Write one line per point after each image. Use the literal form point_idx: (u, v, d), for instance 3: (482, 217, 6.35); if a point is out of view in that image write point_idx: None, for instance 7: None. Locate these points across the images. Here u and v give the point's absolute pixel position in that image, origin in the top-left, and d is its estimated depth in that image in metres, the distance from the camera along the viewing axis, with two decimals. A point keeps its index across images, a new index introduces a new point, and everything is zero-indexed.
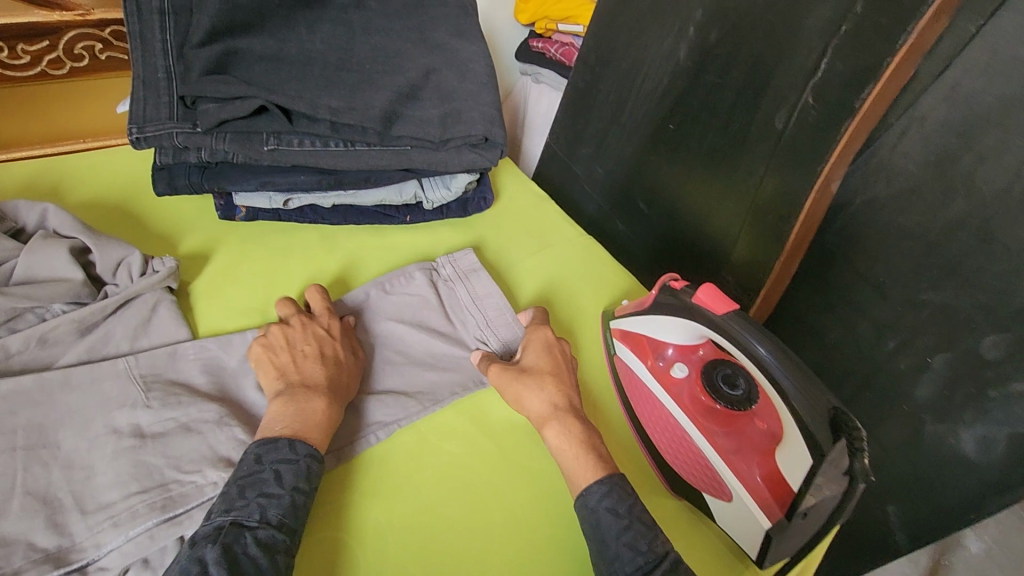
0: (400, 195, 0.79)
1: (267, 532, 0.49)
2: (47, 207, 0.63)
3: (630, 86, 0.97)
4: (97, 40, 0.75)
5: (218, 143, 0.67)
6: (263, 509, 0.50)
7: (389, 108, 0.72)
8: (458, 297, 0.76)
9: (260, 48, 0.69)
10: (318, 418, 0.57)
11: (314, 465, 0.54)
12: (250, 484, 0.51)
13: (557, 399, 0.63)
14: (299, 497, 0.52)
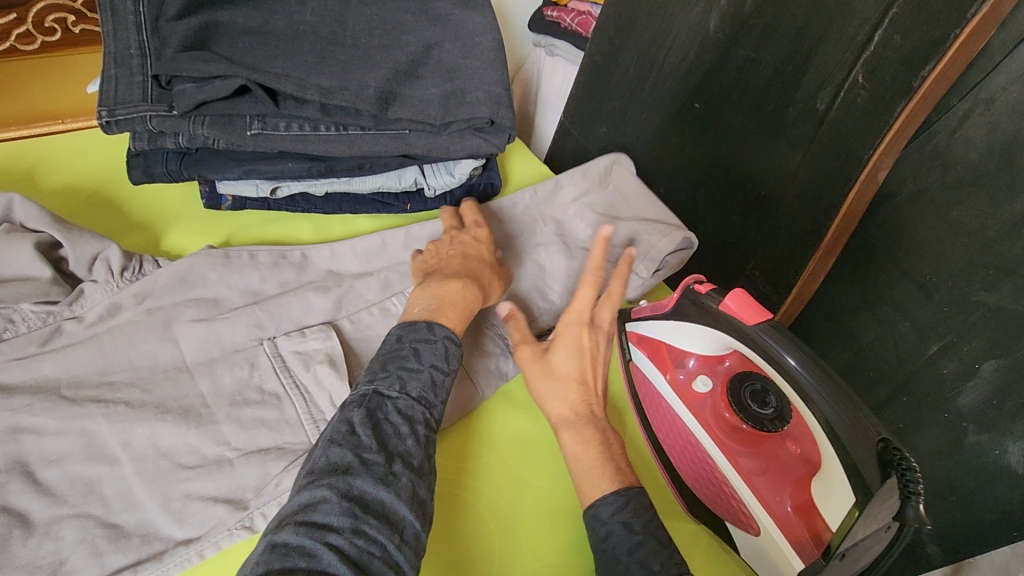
0: (399, 182, 0.72)
1: (408, 404, 0.50)
2: (13, 196, 0.58)
3: (652, 61, 0.88)
4: (70, 12, 0.68)
5: (196, 128, 0.61)
6: (404, 381, 0.51)
7: (386, 88, 0.65)
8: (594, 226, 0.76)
9: (243, 21, 0.64)
10: (455, 299, 0.59)
11: (451, 346, 0.55)
12: (392, 359, 0.52)
13: (582, 406, 0.56)
14: (437, 374, 0.53)
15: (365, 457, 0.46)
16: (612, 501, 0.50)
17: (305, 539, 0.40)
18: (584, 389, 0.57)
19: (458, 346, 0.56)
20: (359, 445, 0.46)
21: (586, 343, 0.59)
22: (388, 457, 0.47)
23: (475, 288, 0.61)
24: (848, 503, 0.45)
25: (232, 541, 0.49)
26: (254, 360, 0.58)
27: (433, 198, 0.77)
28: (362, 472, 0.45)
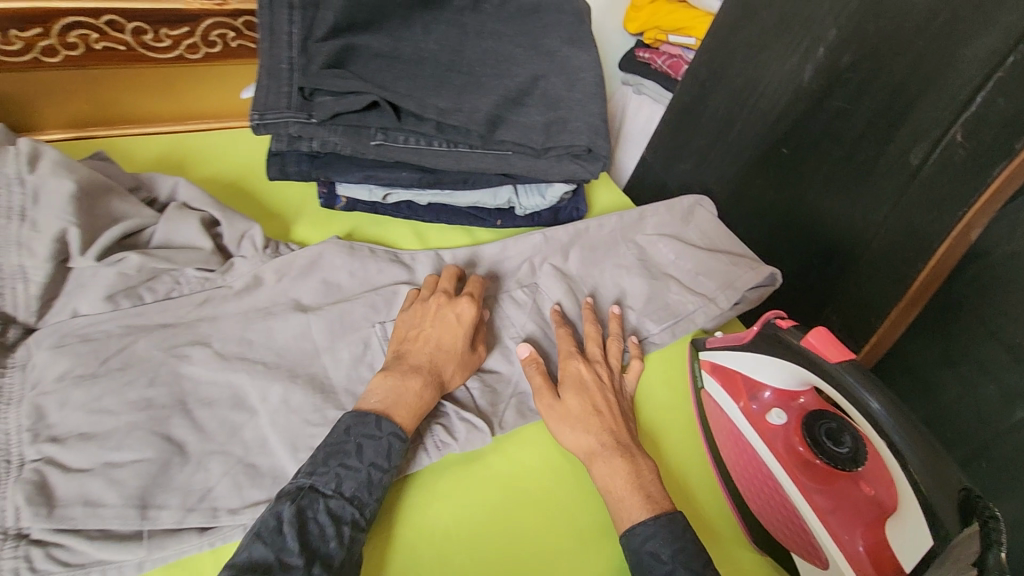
0: (494, 200, 0.78)
1: (339, 504, 0.49)
2: (179, 180, 0.68)
3: (742, 106, 0.91)
4: (230, 29, 0.79)
5: (330, 134, 0.68)
6: (340, 479, 0.50)
7: (495, 112, 0.72)
8: (676, 252, 0.80)
9: (377, 45, 0.72)
10: (412, 399, 0.56)
11: (395, 443, 0.53)
12: (335, 453, 0.51)
13: (605, 440, 0.59)
14: (375, 473, 0.52)
15: (284, 560, 0.45)
16: (646, 535, 0.52)
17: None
18: (601, 424, 0.60)
19: (403, 442, 0.54)
20: (283, 547, 0.46)
21: (592, 385, 0.63)
22: (308, 557, 0.46)
23: (435, 388, 0.58)
24: (926, 546, 0.45)
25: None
26: (368, 340, 0.64)
27: (522, 218, 0.83)
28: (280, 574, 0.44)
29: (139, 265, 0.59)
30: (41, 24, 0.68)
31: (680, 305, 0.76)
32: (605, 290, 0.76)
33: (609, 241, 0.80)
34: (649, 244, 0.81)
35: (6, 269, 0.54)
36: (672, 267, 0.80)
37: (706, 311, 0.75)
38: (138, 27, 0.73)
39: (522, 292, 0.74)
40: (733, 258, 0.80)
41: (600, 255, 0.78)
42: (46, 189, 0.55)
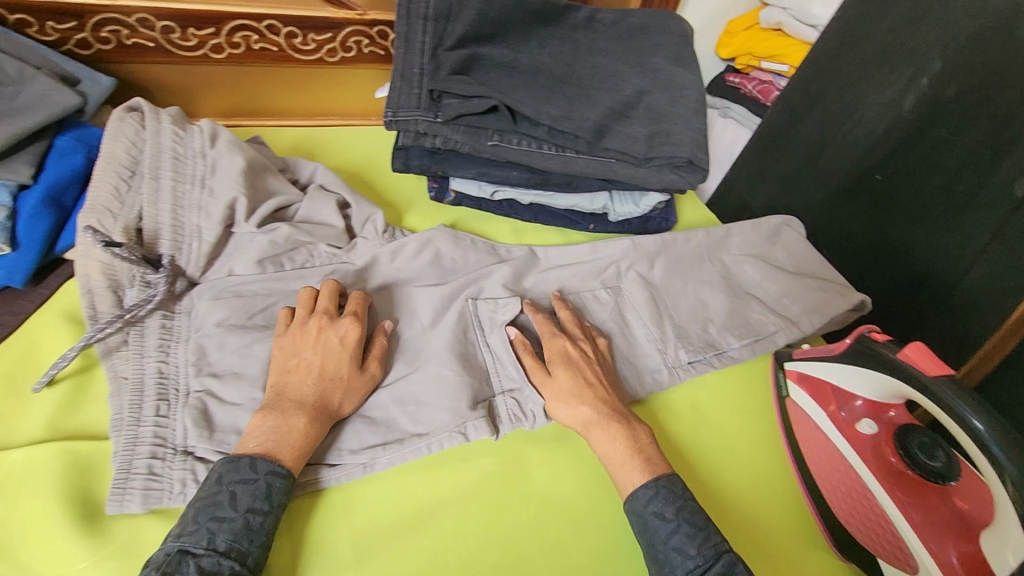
0: (591, 204, 0.84)
1: (212, 562, 0.46)
2: (318, 165, 0.77)
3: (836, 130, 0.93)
4: (365, 36, 0.88)
5: (453, 133, 0.76)
6: (213, 534, 0.47)
7: (602, 122, 0.77)
8: (763, 268, 0.81)
9: (497, 56, 0.78)
10: (296, 438, 0.53)
11: (274, 483, 0.51)
12: (206, 507, 0.48)
13: (596, 411, 0.61)
14: (253, 519, 0.49)
15: None
16: (645, 495, 0.56)
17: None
18: (589, 397, 0.62)
19: (285, 480, 0.51)
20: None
21: (578, 360, 0.65)
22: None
23: (319, 423, 0.55)
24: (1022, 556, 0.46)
25: (450, 442, 0.59)
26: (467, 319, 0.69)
27: (614, 223, 0.87)
28: None
29: (287, 236, 0.67)
30: (214, 25, 0.79)
31: (762, 324, 0.77)
32: (685, 301, 0.77)
33: (693, 253, 0.81)
34: (740, 258, 0.82)
35: (186, 229, 0.63)
36: (756, 288, 0.81)
37: (786, 333, 0.76)
38: (290, 32, 0.83)
39: (604, 292, 0.76)
40: (820, 283, 0.81)
41: (688, 264, 0.80)
42: (222, 160, 0.65)
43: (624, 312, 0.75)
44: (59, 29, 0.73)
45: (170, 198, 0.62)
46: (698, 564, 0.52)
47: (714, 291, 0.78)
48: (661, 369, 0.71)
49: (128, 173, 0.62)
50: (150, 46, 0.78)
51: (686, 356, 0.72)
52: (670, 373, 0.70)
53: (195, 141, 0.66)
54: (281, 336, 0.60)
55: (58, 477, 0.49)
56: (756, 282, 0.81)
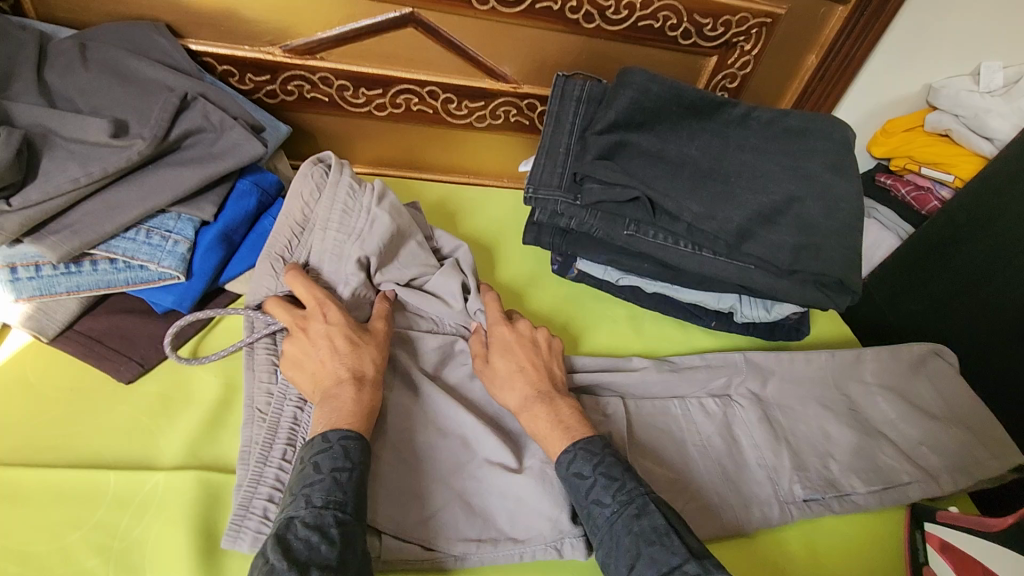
0: (718, 303, 0.80)
1: (314, 515, 0.47)
2: (461, 244, 0.78)
3: (1003, 262, 0.86)
4: (514, 107, 0.91)
5: (590, 217, 0.76)
6: (309, 496, 0.49)
7: (746, 225, 0.73)
8: (899, 403, 0.73)
9: (646, 144, 0.78)
10: (354, 404, 0.55)
11: (349, 444, 0.52)
12: (297, 481, 0.50)
13: (530, 390, 0.62)
14: (341, 475, 0.50)
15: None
16: (570, 457, 0.57)
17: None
18: (521, 383, 0.63)
19: (357, 439, 0.53)
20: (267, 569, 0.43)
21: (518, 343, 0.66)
22: (302, 568, 0.43)
23: (360, 383, 0.57)
24: None
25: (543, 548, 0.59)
26: None
27: (738, 324, 0.83)
28: None
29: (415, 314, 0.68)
30: (382, 86, 0.85)
31: (893, 471, 0.68)
32: (807, 428, 0.71)
33: (826, 378, 0.74)
34: (879, 390, 0.74)
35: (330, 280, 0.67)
36: (890, 427, 0.72)
37: (922, 487, 0.67)
38: (447, 97, 0.88)
39: (714, 403, 0.71)
40: (968, 437, 0.72)
41: (811, 386, 0.74)
42: (382, 225, 0.68)
43: (734, 429, 0.69)
44: (254, 80, 0.82)
45: (331, 250, 0.67)
46: (613, 510, 0.54)
47: (841, 425, 0.71)
48: (771, 501, 0.64)
49: (297, 227, 0.68)
50: (325, 100, 0.86)
51: (803, 493, 0.65)
52: (781, 509, 0.64)
53: (363, 201, 0.69)
54: (285, 362, 0.59)
55: (190, 508, 0.53)
56: (889, 421, 0.72)
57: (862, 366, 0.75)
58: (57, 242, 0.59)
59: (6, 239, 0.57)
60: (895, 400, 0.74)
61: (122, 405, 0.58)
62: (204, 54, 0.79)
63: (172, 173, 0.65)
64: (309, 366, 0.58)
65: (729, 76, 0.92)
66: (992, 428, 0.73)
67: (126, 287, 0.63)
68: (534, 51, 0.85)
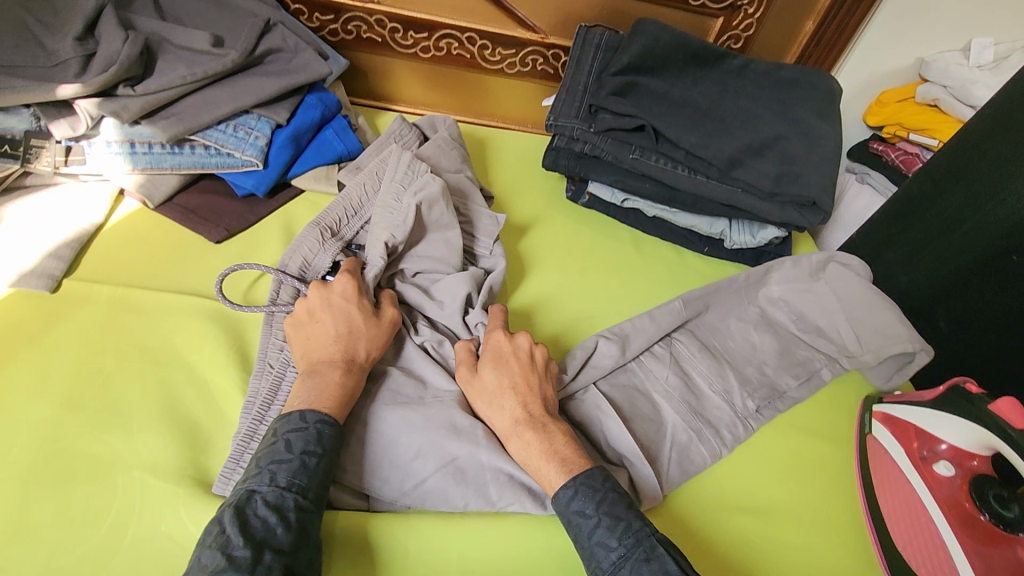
0: (709, 228, 0.91)
1: (276, 495, 0.49)
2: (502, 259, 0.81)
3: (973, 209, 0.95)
4: (541, 56, 1.03)
5: (601, 142, 0.88)
6: (274, 473, 0.50)
7: (736, 155, 0.85)
8: (806, 306, 0.81)
9: (654, 85, 0.90)
10: (338, 387, 0.57)
11: (325, 428, 0.54)
12: (265, 454, 0.52)
13: (516, 413, 0.59)
14: (309, 459, 0.52)
15: (233, 555, 0.44)
16: (567, 492, 0.55)
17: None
18: (507, 401, 0.60)
19: (333, 428, 0.54)
20: (222, 544, 0.45)
21: (508, 357, 0.63)
22: (255, 549, 0.45)
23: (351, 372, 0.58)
24: None
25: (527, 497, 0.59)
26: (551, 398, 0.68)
27: (728, 250, 0.94)
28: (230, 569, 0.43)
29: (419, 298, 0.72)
30: (427, 31, 0.98)
31: (808, 361, 0.79)
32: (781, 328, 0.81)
33: (759, 300, 0.82)
34: (790, 291, 0.82)
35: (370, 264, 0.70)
36: (811, 334, 0.80)
37: (832, 368, 0.79)
38: (483, 44, 1.01)
39: (660, 346, 0.76)
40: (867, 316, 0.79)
41: (744, 306, 0.82)
42: (412, 212, 0.72)
43: (683, 365, 0.75)
44: (321, 19, 0.97)
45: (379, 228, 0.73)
46: (619, 555, 0.51)
47: (761, 333, 0.80)
48: (734, 422, 0.71)
49: (351, 210, 0.75)
50: (378, 41, 1.00)
51: (754, 405, 0.73)
52: (741, 424, 0.72)
53: (406, 194, 0.75)
54: (294, 325, 0.62)
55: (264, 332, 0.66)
56: (809, 327, 0.81)
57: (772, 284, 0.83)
58: (167, 125, 0.73)
59: (130, 118, 0.71)
60: (805, 304, 0.81)
61: (208, 259, 0.72)
62: None
63: (256, 81, 0.79)
64: (311, 340, 0.60)
65: (735, 36, 1.04)
66: (893, 314, 0.78)
67: (216, 169, 0.77)
68: (561, 6, 0.97)
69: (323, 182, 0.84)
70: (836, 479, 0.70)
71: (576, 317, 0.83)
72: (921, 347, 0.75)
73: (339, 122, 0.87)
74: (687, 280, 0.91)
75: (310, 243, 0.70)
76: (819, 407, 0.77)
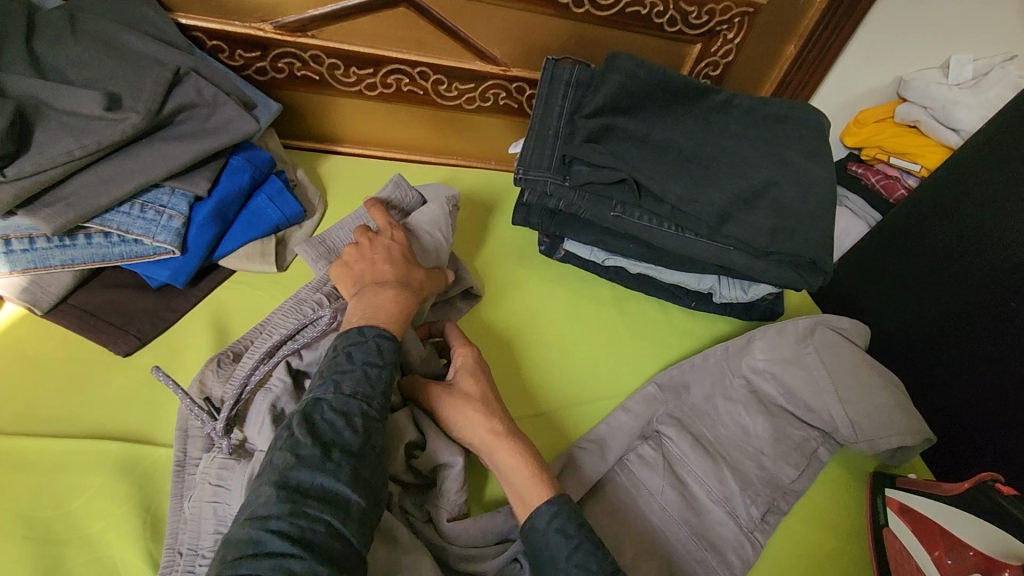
0: (698, 284, 0.83)
1: (339, 400, 0.51)
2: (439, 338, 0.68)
3: (960, 255, 0.84)
4: (503, 89, 0.92)
5: (577, 198, 0.79)
6: (337, 382, 0.52)
7: (727, 208, 0.76)
8: (800, 385, 0.73)
9: (632, 128, 0.79)
10: (391, 304, 0.60)
11: (382, 342, 0.56)
12: (328, 365, 0.53)
13: (494, 424, 0.59)
14: (371, 369, 0.53)
15: (302, 454, 0.47)
16: (547, 511, 0.54)
17: (276, 503, 0.44)
18: (488, 411, 0.60)
19: (391, 342, 0.56)
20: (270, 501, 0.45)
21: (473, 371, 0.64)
22: (324, 448, 0.48)
23: (408, 294, 0.62)
24: None
25: None
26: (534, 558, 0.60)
27: (717, 305, 0.87)
28: (303, 467, 0.46)
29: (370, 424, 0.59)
30: (373, 66, 0.86)
31: (805, 442, 0.72)
32: (784, 399, 0.74)
33: (742, 375, 0.75)
34: (775, 365, 0.74)
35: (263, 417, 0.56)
36: (806, 413, 0.73)
37: (828, 447, 0.73)
38: (437, 79, 0.89)
39: (648, 449, 0.69)
40: (867, 394, 0.73)
41: (731, 387, 0.74)
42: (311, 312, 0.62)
43: (676, 468, 0.68)
44: (244, 56, 0.83)
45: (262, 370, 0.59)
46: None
47: (753, 414, 0.72)
48: (740, 541, 0.64)
49: (264, 330, 0.63)
50: (315, 78, 0.86)
51: (759, 513, 0.66)
52: (749, 541, 0.64)
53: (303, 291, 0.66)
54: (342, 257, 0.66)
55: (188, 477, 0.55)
56: (802, 409, 0.73)
57: (757, 368, 0.75)
58: (52, 215, 0.59)
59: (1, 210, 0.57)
60: (799, 379, 0.73)
61: (120, 378, 0.61)
62: (194, 29, 0.79)
63: (165, 147, 0.65)
64: (366, 266, 0.64)
65: (712, 63, 0.95)
66: (886, 393, 0.73)
67: (121, 261, 0.64)
68: (523, 34, 0.86)
69: (257, 260, 0.71)
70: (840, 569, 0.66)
71: (557, 400, 0.74)
72: (925, 432, 0.71)
73: (273, 185, 0.74)
74: (674, 343, 0.84)
75: (191, 417, 0.56)
76: (819, 499, 0.71)
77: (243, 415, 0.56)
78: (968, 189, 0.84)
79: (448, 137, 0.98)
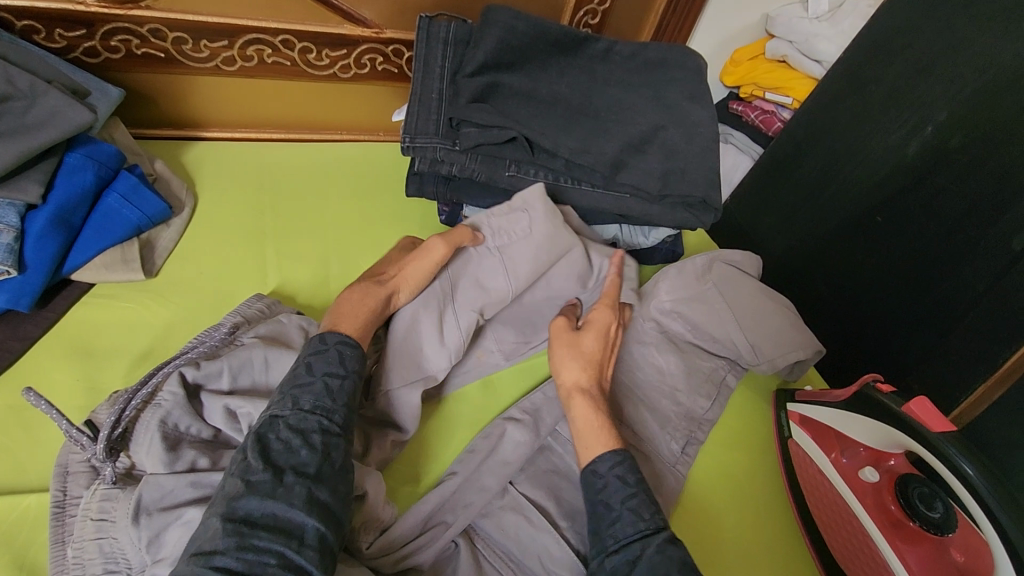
0: (602, 234, 0.86)
1: (298, 417, 0.51)
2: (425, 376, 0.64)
3: (833, 178, 0.90)
4: (379, 54, 0.86)
5: (470, 162, 0.76)
6: (297, 397, 0.53)
7: (619, 156, 0.77)
8: (706, 319, 0.76)
9: (517, 84, 0.76)
10: (352, 300, 0.62)
11: (342, 350, 0.56)
12: (290, 378, 0.54)
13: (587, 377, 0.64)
14: (332, 381, 0.54)
15: (251, 480, 0.47)
16: (610, 459, 0.58)
17: (222, 537, 0.44)
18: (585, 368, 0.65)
19: (352, 348, 0.57)
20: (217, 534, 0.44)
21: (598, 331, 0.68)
22: (275, 472, 0.48)
23: (370, 287, 0.63)
24: None
25: None
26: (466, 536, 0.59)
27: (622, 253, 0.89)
28: (248, 494, 0.46)
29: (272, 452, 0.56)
30: (226, 38, 0.77)
31: (715, 373, 0.76)
32: (693, 336, 0.77)
33: (651, 318, 0.77)
34: (682, 305, 0.76)
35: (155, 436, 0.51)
36: (717, 346, 0.77)
37: (734, 373, 0.77)
38: (304, 47, 0.81)
39: None
40: (767, 318, 0.77)
41: (642, 330, 0.77)
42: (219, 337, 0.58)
43: None
44: (66, 36, 0.71)
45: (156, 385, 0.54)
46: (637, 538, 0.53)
47: (665, 354, 0.75)
48: (666, 476, 0.67)
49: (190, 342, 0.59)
50: (160, 56, 0.76)
51: (679, 447, 0.69)
52: (672, 475, 0.67)
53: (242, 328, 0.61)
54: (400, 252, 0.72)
55: None
56: (713, 343, 0.77)
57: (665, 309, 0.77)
58: None
59: None
60: (705, 315, 0.76)
61: None
62: None
63: None
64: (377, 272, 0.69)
65: (590, 11, 0.94)
66: (782, 316, 0.78)
67: None
68: None
69: (119, 268, 0.64)
70: (756, 487, 0.70)
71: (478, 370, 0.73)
72: (817, 346, 0.77)
73: (126, 181, 0.65)
74: None
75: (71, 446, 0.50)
76: (733, 423, 0.75)
77: (130, 437, 0.51)
78: (834, 117, 0.89)
79: (327, 112, 0.91)
